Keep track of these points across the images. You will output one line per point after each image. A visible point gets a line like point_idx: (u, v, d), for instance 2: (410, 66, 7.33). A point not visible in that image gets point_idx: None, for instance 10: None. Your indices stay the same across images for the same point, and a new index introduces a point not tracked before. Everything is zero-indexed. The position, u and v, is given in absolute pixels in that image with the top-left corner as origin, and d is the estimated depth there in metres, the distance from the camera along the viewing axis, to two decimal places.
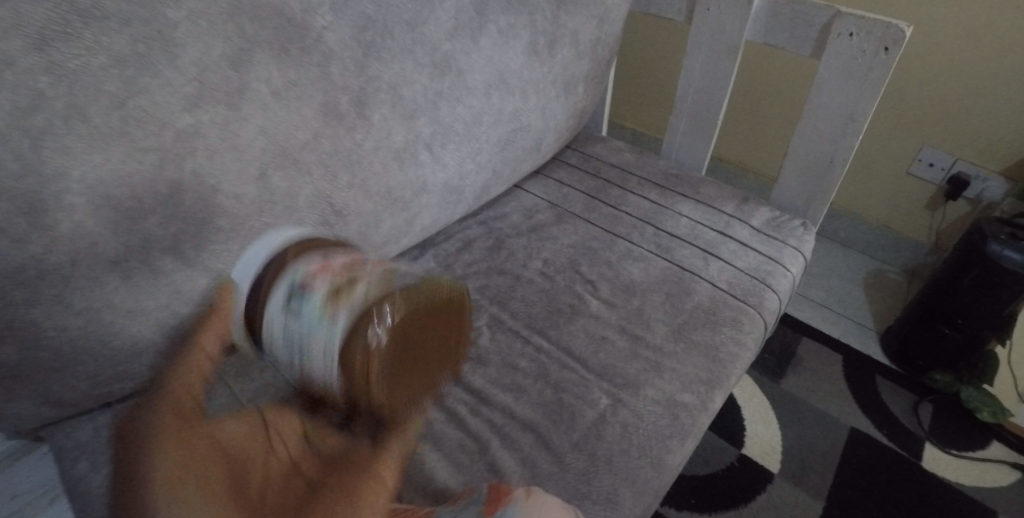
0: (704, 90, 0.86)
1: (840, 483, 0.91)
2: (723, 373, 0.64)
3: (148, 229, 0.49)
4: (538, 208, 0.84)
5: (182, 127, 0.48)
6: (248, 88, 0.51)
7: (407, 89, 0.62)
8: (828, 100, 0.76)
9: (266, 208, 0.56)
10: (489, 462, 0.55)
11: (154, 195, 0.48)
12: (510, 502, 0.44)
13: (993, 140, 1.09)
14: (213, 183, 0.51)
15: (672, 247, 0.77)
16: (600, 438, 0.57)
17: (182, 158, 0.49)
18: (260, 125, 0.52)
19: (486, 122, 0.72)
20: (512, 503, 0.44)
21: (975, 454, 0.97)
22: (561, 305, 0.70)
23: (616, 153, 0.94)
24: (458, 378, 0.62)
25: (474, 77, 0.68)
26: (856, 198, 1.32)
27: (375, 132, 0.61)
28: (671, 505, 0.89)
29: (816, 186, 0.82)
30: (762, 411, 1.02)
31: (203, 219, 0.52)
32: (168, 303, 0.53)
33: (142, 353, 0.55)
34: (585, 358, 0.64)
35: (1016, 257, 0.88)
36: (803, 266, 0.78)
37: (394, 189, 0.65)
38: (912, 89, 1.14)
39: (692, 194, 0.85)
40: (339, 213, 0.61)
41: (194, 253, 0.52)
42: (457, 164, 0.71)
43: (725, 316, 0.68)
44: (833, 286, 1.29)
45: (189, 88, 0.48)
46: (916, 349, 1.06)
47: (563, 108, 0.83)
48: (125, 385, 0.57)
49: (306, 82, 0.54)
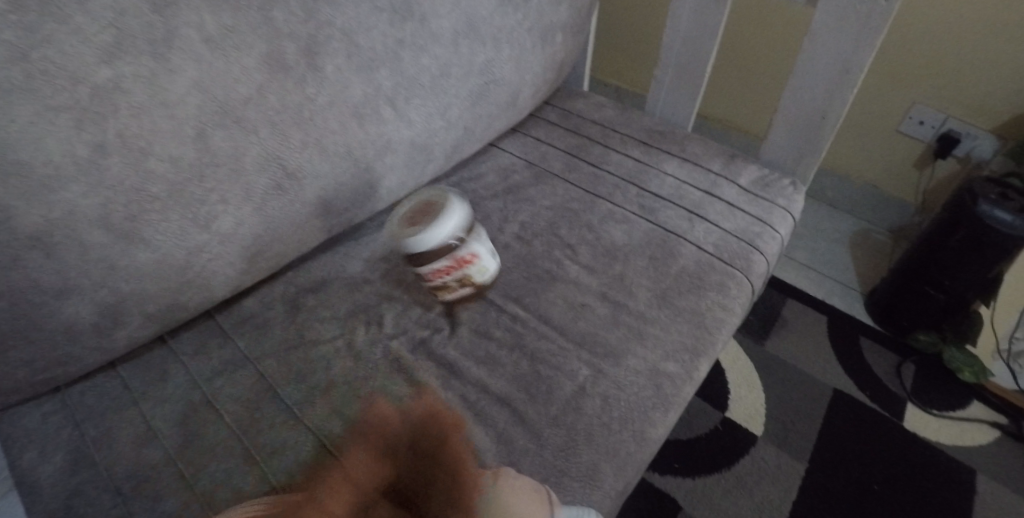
0: (691, 39, 0.80)
1: (822, 444, 0.91)
2: (708, 340, 0.61)
3: (70, 200, 0.43)
4: (515, 168, 0.79)
5: (101, 82, 0.42)
6: (175, 36, 0.45)
7: (363, 36, 0.55)
8: (823, 50, 0.71)
9: (207, 172, 0.50)
10: (462, 439, 0.52)
11: (74, 160, 0.42)
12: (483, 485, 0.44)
13: (987, 97, 1.04)
14: (143, 144, 0.45)
15: (655, 208, 0.73)
16: (579, 412, 0.54)
17: (104, 117, 0.43)
18: (193, 78, 0.46)
19: (455, 75, 0.65)
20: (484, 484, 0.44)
21: (955, 413, 0.97)
22: (538, 271, 0.66)
23: (599, 109, 0.88)
24: (429, 350, 0.59)
25: (440, 24, 0.61)
26: (843, 157, 1.27)
27: (329, 85, 0.54)
28: (655, 471, 0.88)
29: (808, 142, 0.78)
30: (746, 374, 1.01)
31: (134, 186, 0.46)
32: (103, 281, 0.48)
33: (83, 335, 0.50)
34: (563, 327, 0.61)
35: (1006, 218, 0.85)
36: (792, 227, 0.75)
37: (354, 148, 0.59)
38: (907, 42, 1.06)
39: (678, 152, 0.81)
40: (293, 177, 0.55)
41: (129, 225, 0.47)
42: (425, 121, 0.65)
43: (712, 280, 0.65)
44: (818, 246, 1.27)
45: (105, 36, 0.42)
46: (902, 310, 1.05)
47: (541, 59, 0.76)
48: (69, 369, 0.52)
49: (244, 29, 0.48)
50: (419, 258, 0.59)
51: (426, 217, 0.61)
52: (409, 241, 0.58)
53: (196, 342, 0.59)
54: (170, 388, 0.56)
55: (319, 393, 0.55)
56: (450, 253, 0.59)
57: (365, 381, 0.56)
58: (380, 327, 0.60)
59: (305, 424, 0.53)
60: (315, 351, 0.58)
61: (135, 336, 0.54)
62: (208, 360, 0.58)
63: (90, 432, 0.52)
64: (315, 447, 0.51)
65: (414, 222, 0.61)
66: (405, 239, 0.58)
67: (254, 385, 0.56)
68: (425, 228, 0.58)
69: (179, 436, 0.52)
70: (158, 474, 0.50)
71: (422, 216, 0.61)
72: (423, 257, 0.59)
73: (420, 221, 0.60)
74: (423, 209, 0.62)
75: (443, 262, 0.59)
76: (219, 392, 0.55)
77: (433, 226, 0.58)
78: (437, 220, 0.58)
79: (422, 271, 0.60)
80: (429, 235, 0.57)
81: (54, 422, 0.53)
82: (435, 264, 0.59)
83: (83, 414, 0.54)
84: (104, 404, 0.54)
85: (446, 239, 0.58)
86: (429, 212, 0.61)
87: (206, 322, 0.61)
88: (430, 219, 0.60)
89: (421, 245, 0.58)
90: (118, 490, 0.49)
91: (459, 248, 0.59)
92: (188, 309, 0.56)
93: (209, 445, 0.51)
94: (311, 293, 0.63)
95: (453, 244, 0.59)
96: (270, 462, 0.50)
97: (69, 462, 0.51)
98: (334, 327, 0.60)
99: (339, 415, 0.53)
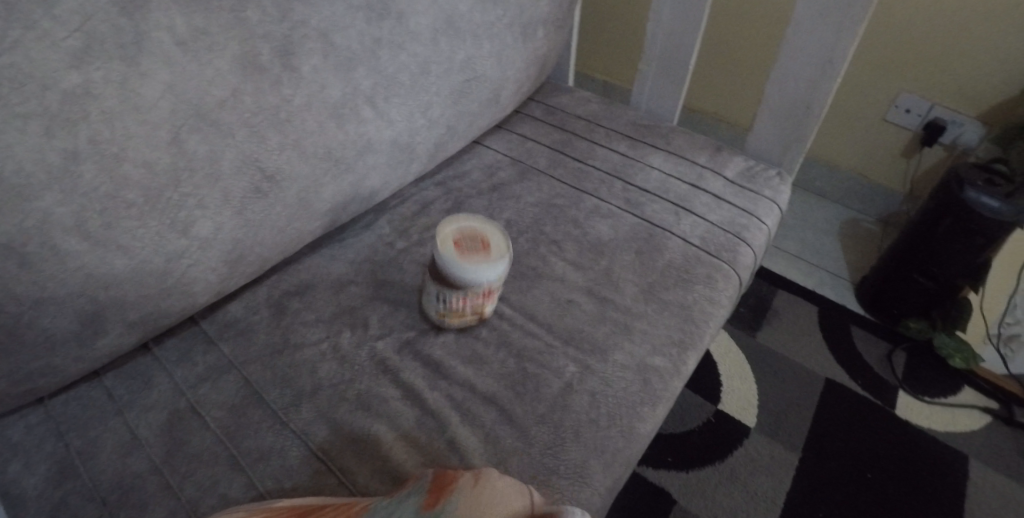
0: (673, 32, 0.80)
1: (815, 434, 0.92)
2: (696, 333, 0.61)
3: (44, 208, 0.42)
4: (500, 165, 0.79)
5: (71, 87, 0.42)
6: (146, 39, 0.44)
7: (339, 36, 0.55)
8: (805, 39, 0.71)
9: (183, 177, 0.49)
10: (450, 440, 0.51)
11: (46, 168, 0.42)
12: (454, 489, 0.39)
13: (972, 84, 1.04)
14: (117, 150, 0.45)
15: (641, 203, 0.72)
16: (567, 409, 0.54)
17: (75, 124, 0.42)
18: (165, 81, 0.46)
19: (435, 72, 0.65)
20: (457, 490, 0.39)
21: (947, 400, 0.98)
22: (525, 268, 0.66)
23: (583, 104, 0.88)
24: (416, 351, 0.59)
25: (418, 21, 0.61)
26: (831, 147, 1.27)
27: (306, 86, 0.54)
28: (649, 465, 0.88)
29: (792, 132, 0.78)
30: (739, 366, 1.01)
31: (109, 193, 0.45)
32: (81, 290, 0.47)
33: (63, 345, 0.49)
34: (550, 324, 0.60)
35: (992, 203, 0.85)
36: (778, 218, 0.75)
37: (334, 149, 0.58)
38: (892, 31, 1.06)
39: (663, 145, 0.80)
40: (272, 179, 0.55)
41: (105, 232, 0.46)
42: (406, 120, 0.64)
43: (699, 273, 0.65)
44: (808, 237, 1.27)
45: (73, 41, 0.41)
46: (891, 298, 1.05)
47: (523, 55, 0.76)
48: (50, 379, 0.51)
49: (217, 30, 0.47)
50: (458, 285, 0.55)
51: (477, 247, 0.56)
52: (463, 273, 0.54)
53: (180, 348, 0.59)
54: (154, 396, 0.55)
55: (305, 396, 0.54)
56: (487, 290, 0.56)
57: (351, 384, 0.55)
58: (366, 329, 0.60)
59: (291, 428, 0.52)
60: (300, 355, 0.58)
61: (117, 345, 0.53)
62: (192, 366, 0.57)
63: (73, 443, 0.52)
64: (301, 451, 0.51)
65: (463, 246, 0.56)
66: (459, 268, 0.54)
67: (239, 390, 0.55)
68: (484, 263, 0.55)
69: (164, 443, 0.51)
70: (144, 483, 0.49)
71: (472, 243, 0.56)
72: (463, 286, 0.55)
73: (472, 250, 0.56)
74: (473, 235, 0.57)
75: (476, 293, 0.56)
76: (204, 398, 0.55)
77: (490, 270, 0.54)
78: (493, 258, 0.55)
79: (450, 295, 0.56)
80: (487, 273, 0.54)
81: (37, 434, 0.53)
82: (468, 294, 0.55)
83: (66, 425, 0.53)
84: (88, 414, 0.54)
85: (495, 278, 0.55)
86: (481, 242, 0.56)
87: (190, 329, 0.60)
88: (484, 253, 0.56)
89: (472, 279, 0.54)
90: (102, 501, 0.48)
91: (495, 287, 0.57)
92: (170, 316, 0.55)
93: (194, 453, 0.51)
94: (295, 296, 0.63)
95: (495, 283, 0.56)
96: (257, 468, 0.50)
97: (53, 474, 0.50)
98: (319, 330, 0.60)
99: (325, 418, 0.53)
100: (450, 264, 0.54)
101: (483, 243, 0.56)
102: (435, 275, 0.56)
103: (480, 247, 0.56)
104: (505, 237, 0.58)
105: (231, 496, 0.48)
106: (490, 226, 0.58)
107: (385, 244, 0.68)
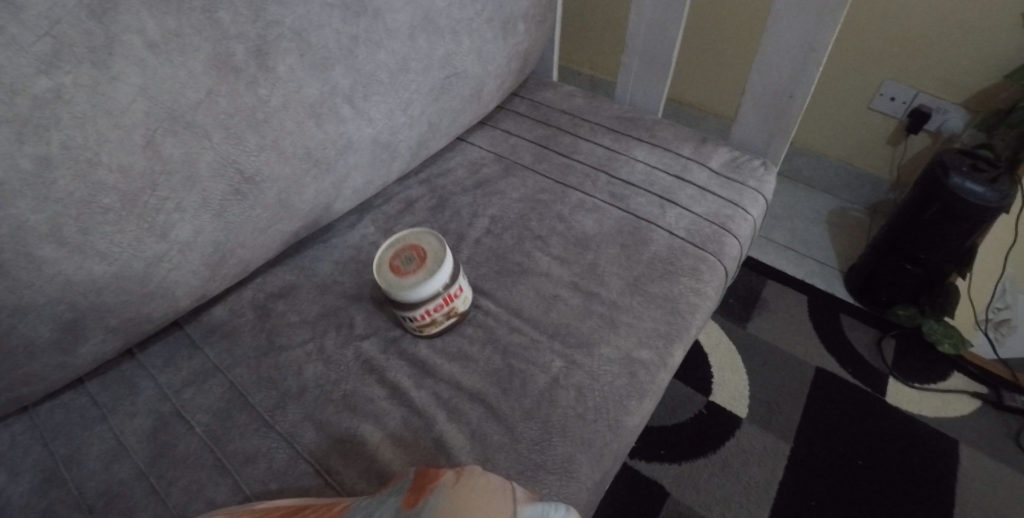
0: (655, 24, 0.79)
1: (807, 423, 0.92)
2: (682, 324, 0.61)
3: (18, 215, 0.42)
4: (484, 162, 0.78)
5: (41, 92, 0.41)
6: (116, 42, 0.44)
7: (315, 34, 0.54)
8: (786, 28, 0.71)
9: (160, 180, 0.49)
10: (436, 438, 0.51)
11: (18, 174, 0.41)
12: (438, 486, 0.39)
13: (955, 71, 1.04)
14: (91, 155, 0.44)
15: (626, 196, 0.72)
16: (553, 404, 0.54)
17: (46, 129, 0.42)
18: (138, 84, 0.45)
19: (415, 70, 0.64)
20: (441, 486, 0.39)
21: (937, 386, 0.98)
22: (510, 264, 0.66)
23: (567, 98, 0.88)
24: (401, 350, 0.58)
25: (395, 18, 0.60)
26: (819, 136, 1.28)
27: (282, 86, 0.53)
28: (642, 458, 0.88)
29: (776, 122, 0.78)
30: (729, 357, 1.01)
31: (85, 199, 0.45)
32: (59, 296, 0.46)
33: (43, 353, 0.49)
34: (535, 319, 0.60)
35: (977, 189, 0.85)
36: (764, 208, 0.75)
37: (314, 149, 0.58)
38: (875, 19, 1.06)
39: (648, 138, 0.80)
40: (251, 181, 0.54)
41: (81, 238, 0.46)
42: (387, 118, 0.64)
43: (684, 265, 0.65)
44: (798, 227, 1.27)
45: (42, 46, 0.41)
46: (880, 286, 1.05)
47: (504, 50, 0.76)
48: (32, 388, 0.51)
49: (189, 31, 0.47)
50: (410, 304, 0.55)
51: (414, 262, 0.57)
52: (405, 291, 0.55)
53: (165, 353, 0.58)
54: (139, 402, 0.55)
55: (291, 398, 0.54)
56: (441, 294, 0.56)
57: (337, 384, 0.55)
58: (351, 329, 0.60)
59: (277, 431, 0.52)
60: (285, 357, 0.57)
61: (100, 351, 0.53)
62: (177, 371, 0.57)
63: (58, 451, 0.52)
64: (288, 453, 0.51)
65: (401, 266, 0.57)
66: (400, 288, 0.55)
67: (224, 394, 0.55)
68: (422, 276, 0.55)
69: (149, 449, 0.51)
70: (130, 490, 0.49)
71: (409, 260, 0.58)
72: (415, 302, 0.55)
73: (408, 267, 0.57)
74: (408, 252, 0.58)
75: (436, 303, 0.56)
76: (189, 403, 0.54)
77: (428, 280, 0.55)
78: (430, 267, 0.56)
79: (411, 313, 0.56)
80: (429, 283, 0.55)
81: (21, 443, 0.52)
82: (426, 306, 0.56)
83: (50, 433, 0.53)
84: (72, 421, 0.53)
85: (440, 283, 0.56)
86: (416, 256, 0.58)
87: (174, 333, 0.60)
88: (421, 265, 0.57)
89: (419, 293, 0.55)
90: (88, 509, 0.48)
91: (452, 289, 0.57)
92: (153, 321, 0.55)
93: (180, 458, 0.51)
94: (279, 298, 0.63)
95: (446, 286, 0.56)
96: (243, 471, 0.50)
97: (38, 483, 0.50)
98: (304, 331, 0.59)
99: (311, 420, 0.53)
100: (390, 288, 0.55)
101: (419, 256, 0.58)
102: (389, 302, 0.57)
103: (416, 261, 0.57)
104: (438, 239, 0.59)
105: (218, 500, 0.48)
106: (423, 235, 0.59)
107: (370, 244, 0.68)
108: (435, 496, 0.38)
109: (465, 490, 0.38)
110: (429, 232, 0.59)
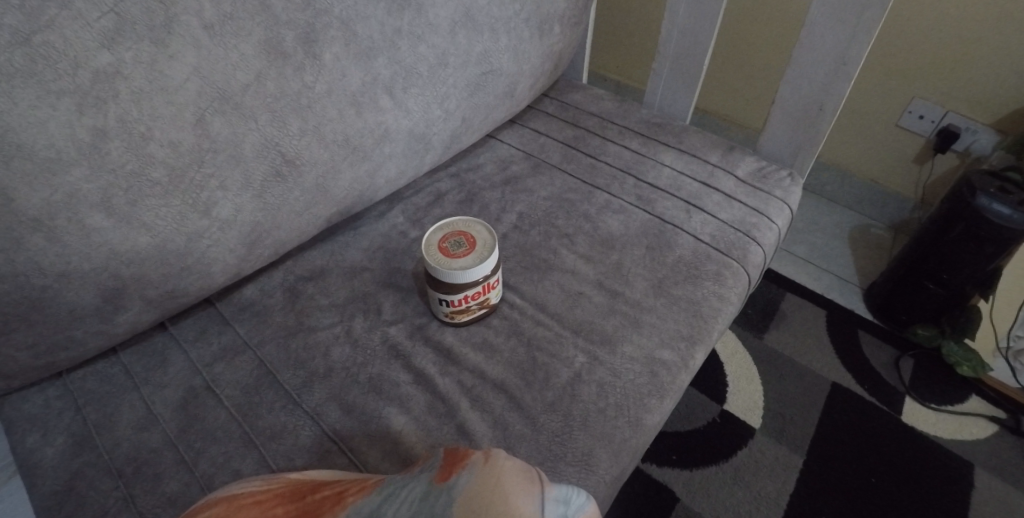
0: (689, 33, 0.80)
1: (821, 438, 0.91)
2: (704, 328, 0.61)
3: (72, 183, 0.44)
4: (513, 159, 0.79)
5: (102, 67, 0.43)
6: (175, 22, 0.45)
7: (361, 25, 0.56)
8: (819, 42, 0.71)
9: (205, 157, 0.50)
10: (459, 425, 0.52)
11: (76, 144, 0.43)
12: (467, 466, 0.40)
13: (987, 90, 1.03)
14: (144, 129, 0.46)
15: (653, 199, 0.73)
16: (575, 398, 0.54)
17: (103, 103, 0.44)
18: (193, 64, 0.47)
19: (452, 64, 0.66)
20: (470, 466, 0.40)
21: (955, 408, 0.97)
22: (536, 260, 0.67)
23: (597, 101, 0.89)
24: (427, 337, 0.59)
25: (437, 13, 0.62)
26: (844, 152, 1.28)
27: (327, 73, 0.55)
28: (653, 463, 0.89)
29: (805, 135, 0.79)
30: (745, 368, 1.01)
31: (136, 171, 0.47)
32: (104, 265, 0.48)
33: (86, 319, 0.50)
34: (560, 315, 0.61)
35: (1005, 211, 0.84)
36: (789, 218, 0.75)
37: (352, 136, 0.59)
38: (907, 37, 1.06)
39: (676, 143, 0.81)
40: (291, 163, 0.56)
41: (129, 210, 0.47)
42: (423, 110, 0.65)
43: (709, 270, 0.65)
44: (818, 242, 1.27)
45: (106, 22, 0.42)
46: (901, 305, 1.05)
47: (539, 51, 0.77)
48: (72, 352, 0.52)
49: (243, 15, 0.48)
50: (455, 286, 0.56)
51: (463, 247, 0.58)
52: (457, 272, 0.55)
53: (197, 328, 0.60)
54: (170, 373, 0.56)
55: (319, 378, 0.55)
56: (483, 283, 0.57)
57: (362, 368, 0.56)
58: (378, 315, 0.61)
59: (303, 409, 0.53)
60: (313, 337, 0.58)
61: (137, 321, 0.54)
62: (208, 346, 0.58)
63: (90, 417, 0.53)
64: (314, 431, 0.52)
65: (450, 249, 0.58)
66: (452, 268, 0.55)
67: (253, 371, 0.56)
68: (471, 261, 0.56)
69: (179, 419, 0.53)
70: (159, 457, 0.50)
71: (458, 244, 0.58)
72: (460, 286, 0.56)
73: (459, 250, 0.57)
74: (457, 236, 0.59)
75: (475, 290, 0.57)
76: (219, 377, 0.56)
77: (477, 265, 0.56)
78: (481, 253, 0.57)
79: (451, 297, 0.56)
80: (477, 268, 0.55)
81: (56, 406, 0.54)
82: (467, 291, 0.56)
83: (83, 398, 0.54)
84: (105, 388, 0.55)
85: (488, 269, 0.56)
86: (466, 241, 0.58)
87: (206, 310, 0.61)
88: (470, 250, 0.58)
89: (465, 277, 0.55)
90: (117, 472, 0.49)
91: (493, 280, 0.58)
92: (188, 295, 0.56)
93: (207, 430, 0.52)
94: (310, 281, 0.64)
95: (486, 276, 0.57)
96: (269, 446, 0.51)
97: (71, 445, 0.51)
98: (333, 315, 0.61)
99: (337, 401, 0.54)
100: (441, 267, 0.55)
101: (468, 241, 0.58)
102: (430, 282, 0.57)
103: (466, 245, 0.58)
104: (486, 228, 0.60)
105: (244, 472, 0.49)
106: (471, 222, 0.60)
107: (398, 233, 0.69)
108: (467, 473, 0.39)
109: (493, 472, 0.39)
110: (477, 221, 0.60)
